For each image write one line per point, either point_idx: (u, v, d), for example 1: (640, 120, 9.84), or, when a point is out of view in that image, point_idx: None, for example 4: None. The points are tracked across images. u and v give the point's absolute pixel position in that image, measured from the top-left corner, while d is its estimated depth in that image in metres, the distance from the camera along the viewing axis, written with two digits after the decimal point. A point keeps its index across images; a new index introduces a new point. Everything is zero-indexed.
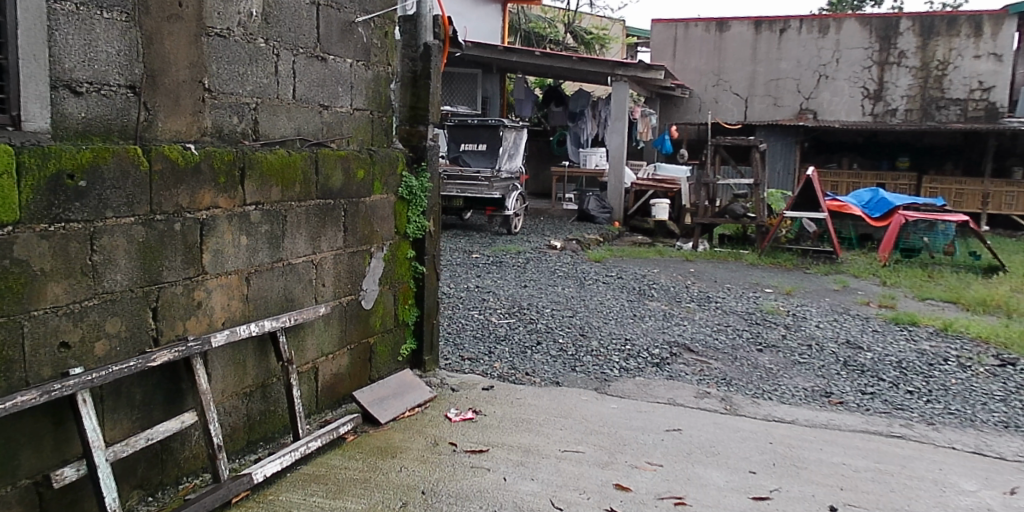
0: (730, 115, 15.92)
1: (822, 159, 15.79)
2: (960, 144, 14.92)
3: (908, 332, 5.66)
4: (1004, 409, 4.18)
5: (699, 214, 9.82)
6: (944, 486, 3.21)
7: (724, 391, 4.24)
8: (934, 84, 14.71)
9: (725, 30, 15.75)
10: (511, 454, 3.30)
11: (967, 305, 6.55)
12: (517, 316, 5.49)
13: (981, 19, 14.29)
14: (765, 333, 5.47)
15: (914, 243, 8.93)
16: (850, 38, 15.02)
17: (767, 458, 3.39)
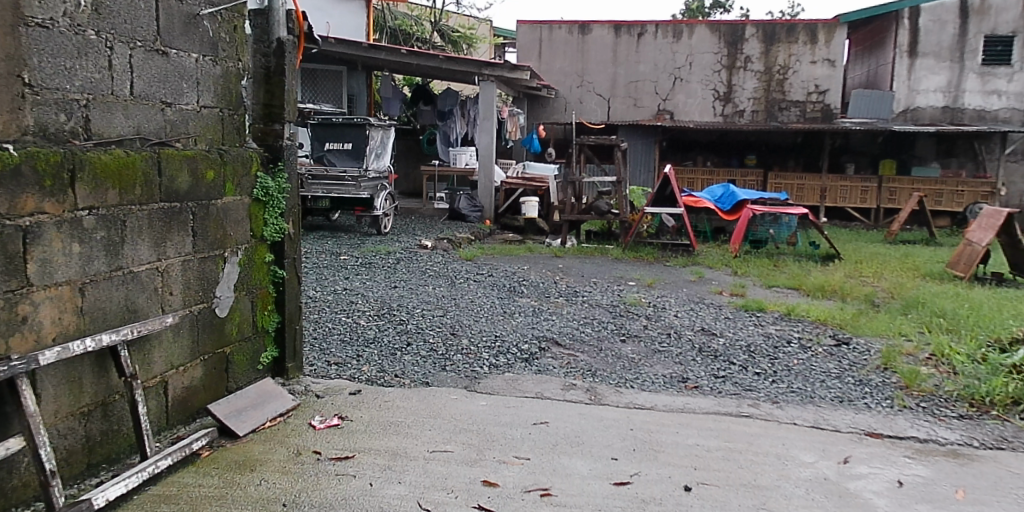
0: (594, 115, 16.48)
1: (680, 157, 16.64)
2: (800, 142, 16.20)
3: (756, 318, 6.08)
4: (838, 385, 4.58)
5: (567, 211, 10.07)
6: (786, 459, 3.48)
7: (590, 383, 4.38)
8: (777, 87, 15.88)
9: (587, 33, 16.26)
10: (378, 458, 3.25)
11: (806, 290, 7.12)
12: (387, 317, 5.41)
13: (815, 27, 15.57)
14: (628, 324, 5.71)
15: (761, 235, 9.63)
16: (701, 43, 15.94)
17: (628, 444, 3.53)
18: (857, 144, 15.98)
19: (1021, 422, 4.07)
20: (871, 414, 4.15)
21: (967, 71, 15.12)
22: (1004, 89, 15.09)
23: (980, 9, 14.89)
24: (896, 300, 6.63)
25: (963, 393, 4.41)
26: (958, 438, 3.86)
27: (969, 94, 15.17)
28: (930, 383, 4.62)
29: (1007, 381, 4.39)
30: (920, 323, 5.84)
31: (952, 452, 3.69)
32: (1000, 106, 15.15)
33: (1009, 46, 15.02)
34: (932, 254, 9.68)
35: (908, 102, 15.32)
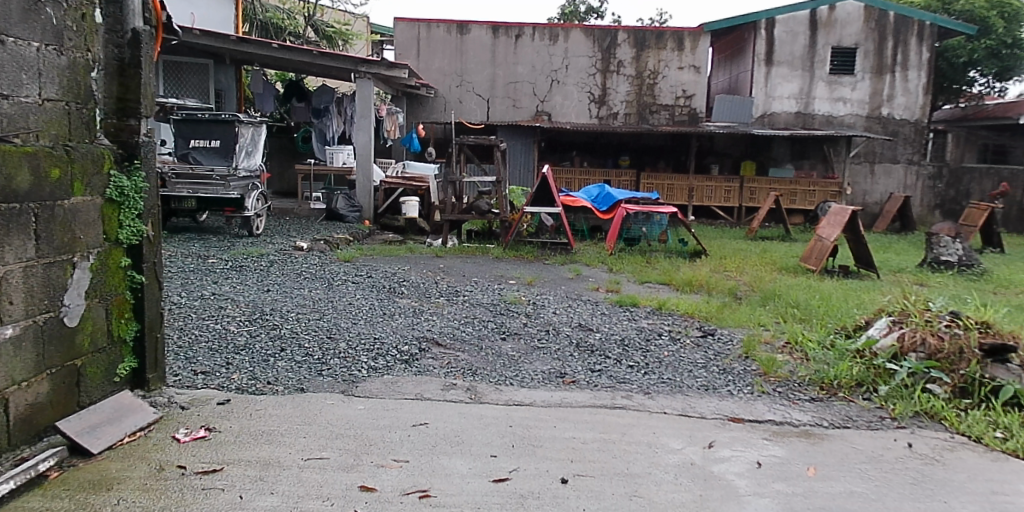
0: (473, 115, 16.58)
1: (558, 158, 17.03)
2: (670, 144, 16.99)
3: (630, 313, 6.32)
4: (705, 374, 4.84)
5: (447, 210, 10.05)
6: (657, 447, 3.64)
7: (469, 382, 4.40)
8: (648, 91, 16.57)
9: (465, 33, 16.32)
10: (249, 469, 3.12)
11: (676, 285, 7.48)
12: (259, 323, 5.20)
13: (682, 34, 16.36)
14: (508, 322, 5.78)
15: (635, 233, 10.03)
16: (576, 47, 16.38)
17: (507, 441, 3.58)
18: (721, 146, 16.94)
19: (863, 401, 4.47)
20: (734, 400, 4.42)
21: (816, 79, 16.39)
22: (849, 97, 16.47)
23: (827, 22, 16.18)
24: (756, 292, 7.09)
25: (814, 377, 4.78)
26: (810, 418, 4.18)
27: (818, 101, 16.44)
28: (786, 369, 4.98)
29: (852, 364, 4.80)
30: (778, 313, 6.27)
31: (805, 432, 3.99)
32: (845, 113, 16.51)
33: (851, 57, 16.42)
34: (787, 249, 10.42)
35: (766, 107, 16.42)
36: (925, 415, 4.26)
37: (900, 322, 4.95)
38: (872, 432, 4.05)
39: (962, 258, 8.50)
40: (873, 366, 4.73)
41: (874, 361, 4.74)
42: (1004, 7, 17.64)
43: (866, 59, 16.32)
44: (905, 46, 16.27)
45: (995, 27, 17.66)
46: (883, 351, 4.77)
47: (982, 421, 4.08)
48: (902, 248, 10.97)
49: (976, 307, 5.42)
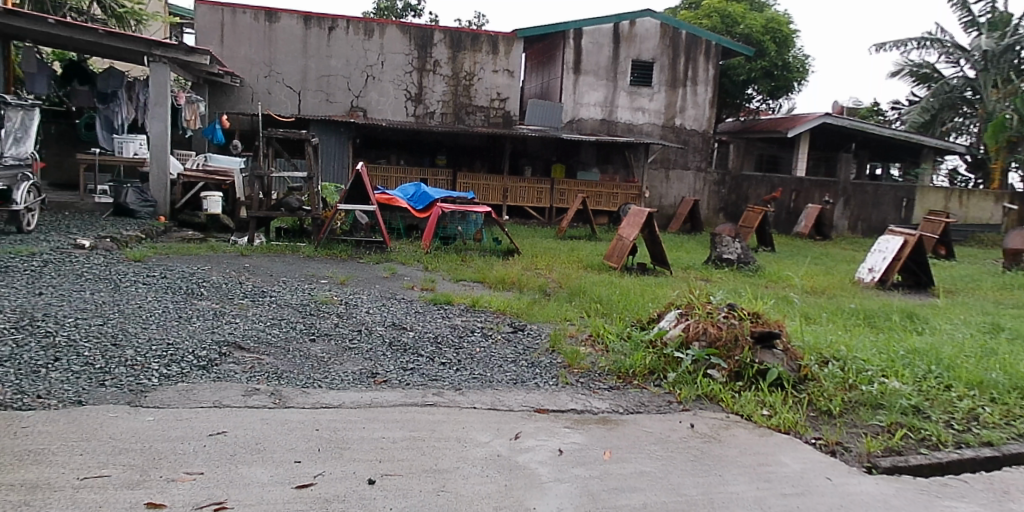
0: (283, 107, 15.91)
1: (373, 156, 16.81)
2: (485, 145, 17.39)
3: (444, 310, 6.39)
4: (514, 368, 5.02)
5: (254, 207, 9.51)
6: (465, 441, 3.71)
7: (274, 386, 4.22)
8: (463, 92, 16.81)
9: (274, 21, 15.61)
10: (10, 495, 2.78)
11: (489, 283, 7.66)
12: (28, 330, 4.62)
13: (496, 39, 16.79)
14: (318, 323, 5.61)
15: (451, 231, 10.22)
16: (392, 43, 16.25)
17: (312, 445, 3.48)
18: (533, 149, 17.60)
19: (654, 388, 4.87)
20: (540, 391, 4.62)
21: (619, 89, 17.53)
22: (647, 107, 17.78)
23: (628, 36, 17.38)
24: (564, 289, 7.44)
25: (613, 367, 5.13)
26: (608, 406, 4.47)
27: (621, 110, 17.60)
28: (588, 361, 5.29)
29: (645, 354, 5.20)
30: (583, 309, 6.63)
31: (602, 419, 4.27)
32: (644, 121, 17.82)
33: (649, 70, 17.74)
34: (592, 248, 11.06)
35: (574, 113, 17.30)
36: (706, 397, 4.73)
37: (686, 314, 5.42)
38: (661, 415, 4.41)
39: (740, 256, 9.50)
40: (664, 355, 5.16)
41: (665, 350, 5.17)
42: (775, 33, 20.19)
43: (662, 72, 17.71)
44: (695, 62, 17.87)
45: (768, 50, 19.97)
46: (672, 340, 5.21)
47: (751, 401, 4.59)
48: (691, 247, 12.06)
49: (748, 299, 6.09)
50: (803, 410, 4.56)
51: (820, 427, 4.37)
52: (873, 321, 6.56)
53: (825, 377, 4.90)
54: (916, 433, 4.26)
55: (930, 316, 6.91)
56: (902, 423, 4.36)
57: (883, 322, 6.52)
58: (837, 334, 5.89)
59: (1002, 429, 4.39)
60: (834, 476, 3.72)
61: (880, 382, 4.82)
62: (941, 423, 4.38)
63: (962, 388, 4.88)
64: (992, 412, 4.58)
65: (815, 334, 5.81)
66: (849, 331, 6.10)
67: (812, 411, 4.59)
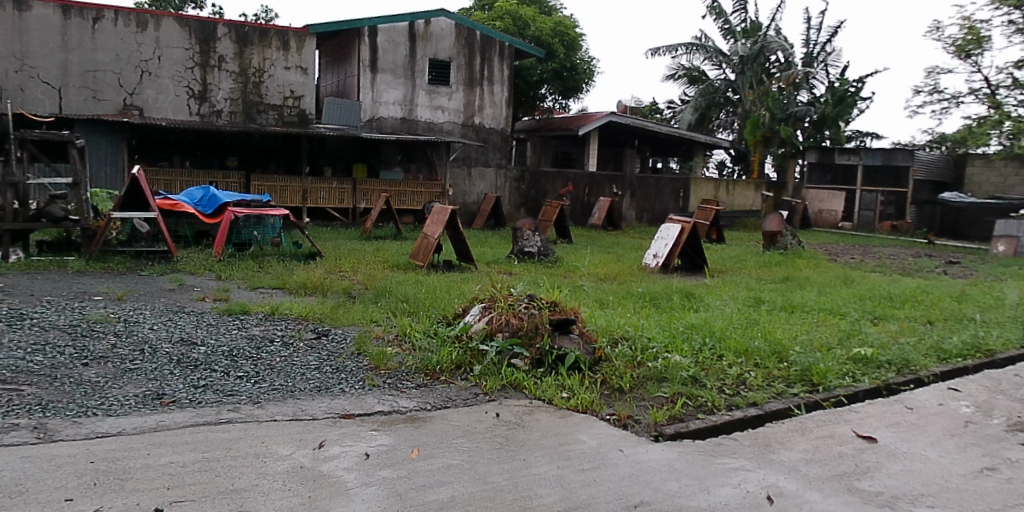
0: (40, 106, 14.16)
1: (154, 159, 15.46)
2: (280, 145, 16.63)
3: (240, 321, 6.04)
4: (318, 375, 4.86)
5: (8, 219, 8.36)
6: (264, 456, 3.54)
7: (38, 419, 3.74)
8: (253, 90, 15.95)
9: (25, 10, 13.84)
10: None
11: (290, 289, 7.36)
12: None
13: (286, 34, 16.11)
14: (90, 345, 5.05)
15: (246, 236, 9.70)
16: (169, 37, 15.02)
17: (87, 480, 3.13)
18: (332, 148, 17.12)
19: (461, 381, 4.95)
20: (346, 397, 4.51)
21: (418, 88, 17.55)
22: (446, 106, 17.98)
23: (424, 35, 17.47)
24: (369, 290, 7.33)
25: (420, 365, 5.15)
26: (415, 404, 4.48)
27: (420, 108, 17.64)
28: (395, 361, 5.25)
29: (452, 349, 5.28)
30: (389, 309, 6.58)
31: (410, 418, 4.26)
32: (443, 120, 17.99)
33: (445, 70, 17.96)
34: (397, 247, 10.99)
35: (373, 112, 17.08)
36: (510, 386, 4.89)
37: (490, 307, 5.57)
38: (467, 408, 4.49)
39: (540, 249, 9.92)
40: (469, 348, 5.28)
41: (470, 343, 5.29)
42: (563, 36, 21.31)
43: (459, 71, 18.01)
44: (490, 63, 18.40)
45: (558, 52, 21.05)
46: (476, 334, 5.35)
47: (552, 385, 4.82)
48: (495, 242, 12.42)
49: (546, 289, 6.41)
50: (598, 389, 4.86)
51: (613, 403, 4.68)
52: (657, 302, 7.17)
53: (616, 357, 5.29)
54: (694, 401, 4.71)
55: (704, 294, 7.68)
56: (682, 393, 4.80)
57: (665, 303, 7.14)
58: (625, 316, 6.37)
59: (764, 389, 4.99)
60: (626, 447, 4.02)
61: (664, 357, 5.30)
62: (715, 389, 4.89)
63: (731, 357, 5.48)
64: (755, 375, 5.20)
65: (608, 318, 6.23)
66: (637, 313, 6.58)
67: (606, 390, 4.90)
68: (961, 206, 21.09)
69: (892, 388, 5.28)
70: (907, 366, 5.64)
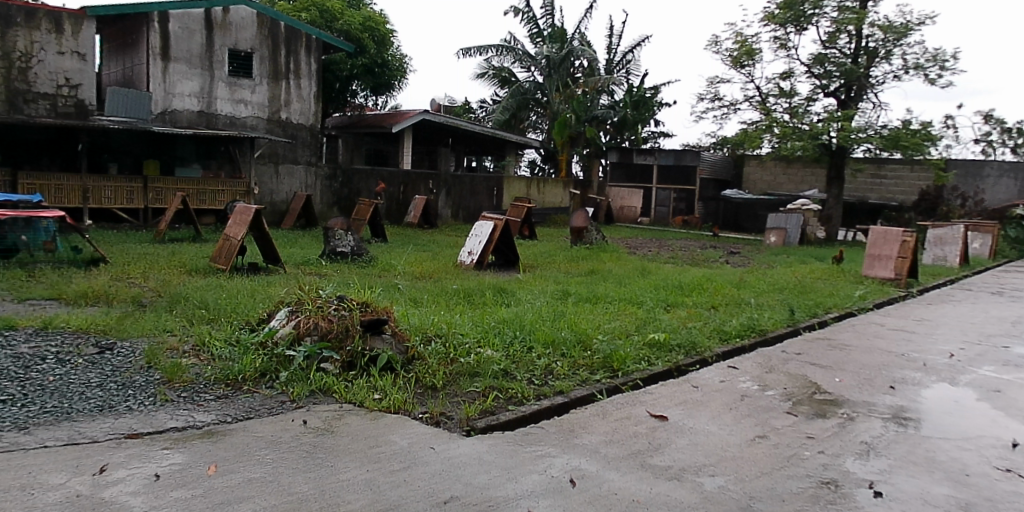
0: None
1: None
2: (54, 139, 14.86)
3: (3, 338, 5.31)
4: (100, 394, 4.39)
5: None
6: (31, 488, 3.15)
7: None
8: (19, 76, 14.12)
9: None
10: None
11: (67, 299, 6.61)
12: None
13: (58, 15, 14.44)
14: None
15: (11, 240, 8.50)
16: None
17: None
18: (118, 143, 15.59)
19: (266, 390, 4.71)
20: (132, 415, 4.12)
21: (216, 80, 16.48)
22: (250, 99, 17.04)
23: (222, 24, 16.45)
24: (163, 297, 6.78)
25: (219, 376, 4.83)
26: (213, 417, 4.20)
27: (220, 101, 16.58)
28: (190, 373, 4.87)
29: (255, 357, 5.01)
30: (185, 317, 6.09)
31: (207, 432, 3.98)
32: (246, 114, 17.04)
33: (247, 61, 17.04)
34: (196, 250, 10.26)
35: (166, 104, 15.78)
36: (319, 391, 4.73)
37: (297, 311, 5.35)
38: (272, 417, 4.28)
39: (353, 249, 9.71)
40: (275, 355, 5.04)
41: (276, 349, 5.06)
42: (373, 31, 20.96)
43: (262, 64, 17.17)
44: (296, 55, 17.75)
45: (368, 48, 20.71)
46: (282, 339, 5.12)
47: (363, 387, 4.73)
48: (305, 242, 11.98)
49: (357, 290, 6.26)
50: (411, 388, 4.84)
51: (425, 401, 4.67)
52: (470, 298, 7.28)
53: (429, 355, 5.30)
54: (505, 393, 4.84)
55: (517, 289, 7.93)
56: (494, 386, 4.92)
57: (478, 298, 7.28)
58: (438, 314, 6.39)
59: (570, 378, 5.25)
60: (437, 444, 4.04)
61: (476, 353, 5.39)
62: (524, 381, 5.05)
63: (540, 349, 5.69)
64: (562, 365, 5.45)
65: (420, 316, 6.21)
66: (451, 310, 6.63)
67: (419, 388, 4.88)
68: (741, 202, 23.55)
69: (682, 369, 5.78)
70: (694, 348, 6.20)
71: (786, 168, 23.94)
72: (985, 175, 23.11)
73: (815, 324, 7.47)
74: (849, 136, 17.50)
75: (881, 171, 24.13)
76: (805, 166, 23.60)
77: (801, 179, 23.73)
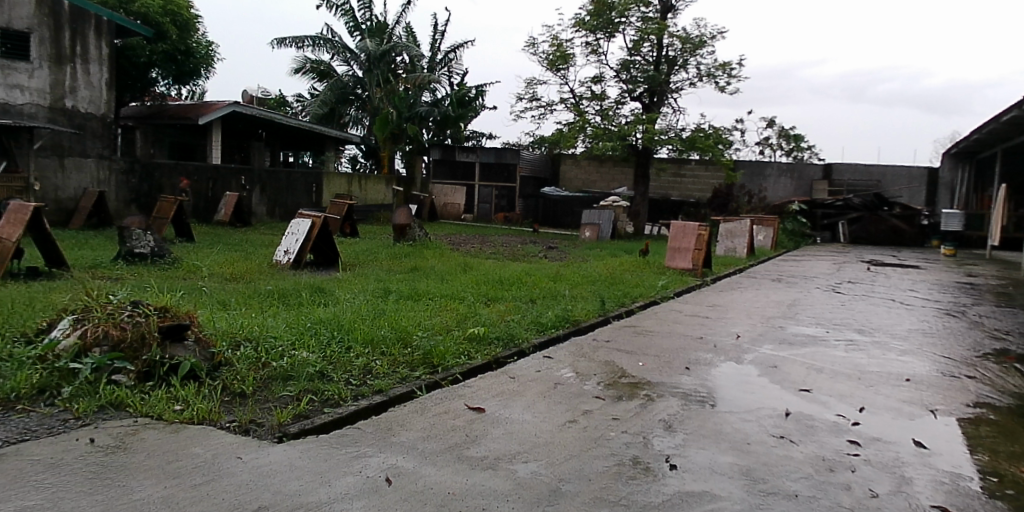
0: None
1: None
2: None
3: None
4: None
5: None
6: None
7: None
8: None
9: None
10: None
11: None
12: None
13: None
14: None
15: None
16: None
17: None
18: None
19: (45, 408, 4.23)
20: None
21: None
22: (27, 84, 15.15)
23: None
24: None
25: None
26: None
27: None
28: None
29: (31, 372, 4.48)
30: None
31: None
32: (23, 101, 15.13)
33: (23, 42, 15.15)
34: None
35: None
36: (109, 406, 4.32)
37: (82, 319, 4.85)
38: (52, 438, 3.86)
39: (153, 250, 8.98)
40: (56, 368, 4.54)
41: (56, 363, 4.55)
42: (175, 16, 19.48)
43: (41, 46, 15.37)
44: (83, 38, 16.16)
45: (169, 33, 19.23)
46: (65, 351, 4.63)
47: (163, 399, 4.40)
48: (97, 243, 10.89)
49: (154, 294, 5.78)
50: (218, 396, 4.57)
51: (234, 410, 4.42)
52: (286, 299, 7.01)
53: (239, 360, 5.03)
54: (320, 395, 4.71)
55: (335, 288, 7.73)
56: (308, 389, 4.76)
57: (294, 299, 7.02)
58: (249, 317, 6.07)
59: (389, 376, 5.21)
60: (244, 453, 3.84)
61: (290, 355, 5.20)
62: (341, 382, 4.94)
63: (359, 348, 5.59)
64: (381, 363, 5.39)
65: (228, 320, 5.87)
66: (263, 312, 6.33)
67: (227, 396, 4.61)
68: (558, 199, 24.64)
69: (500, 361, 5.94)
70: (512, 340, 6.40)
71: (599, 166, 25.31)
72: (767, 175, 25.92)
73: (623, 313, 7.98)
74: (653, 138, 18.83)
75: (682, 170, 26.27)
76: (615, 165, 25.08)
77: (612, 177, 25.21)
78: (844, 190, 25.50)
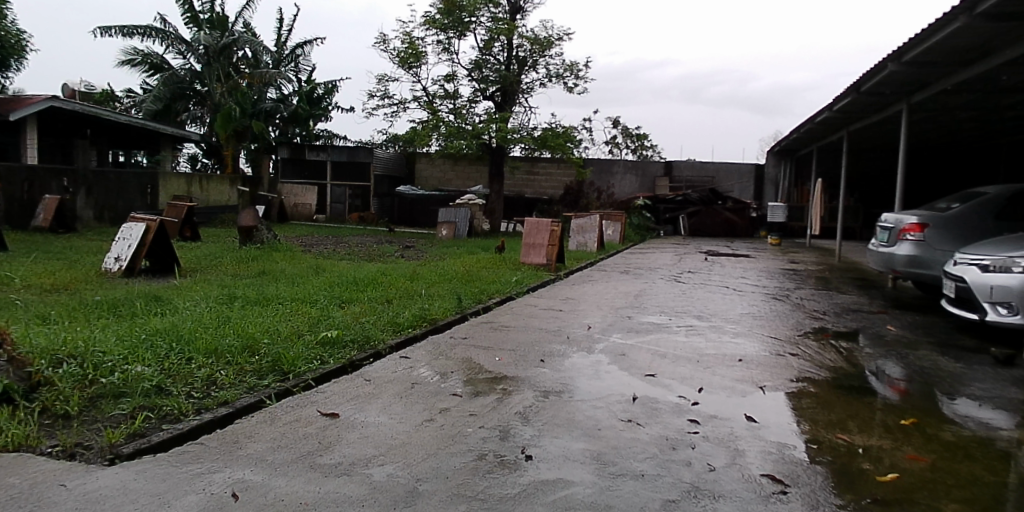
0: None
1: None
2: None
3: None
4: None
5: None
6: None
7: None
8: None
9: None
10: None
11: None
12: None
13: None
14: None
15: None
16: None
17: None
18: None
19: None
20: None
21: None
22: None
23: None
24: None
25: None
26: None
27: None
28: None
29: None
30: None
31: None
32: None
33: None
34: None
35: None
36: None
37: None
38: None
39: None
40: None
41: None
42: None
43: None
44: None
45: None
46: None
47: None
48: None
49: None
50: (37, 420, 4.15)
51: (55, 433, 4.03)
52: (117, 310, 6.49)
53: (62, 379, 4.60)
54: (157, 412, 4.39)
55: (174, 296, 7.24)
56: (144, 405, 4.43)
57: (127, 309, 6.51)
58: (74, 331, 5.56)
59: (236, 386, 4.95)
60: (68, 480, 3.51)
61: (122, 370, 4.81)
62: (182, 396, 4.63)
63: (201, 359, 5.27)
64: (227, 373, 5.12)
65: (48, 335, 5.34)
66: (89, 325, 5.82)
67: (48, 419, 4.20)
68: (414, 198, 24.58)
69: (355, 364, 5.81)
70: (367, 342, 6.29)
71: (453, 165, 25.36)
72: (614, 173, 27.14)
73: (480, 310, 8.05)
74: (506, 136, 19.10)
75: (534, 168, 26.91)
76: (469, 164, 25.25)
77: (467, 175, 25.37)
78: (683, 185, 27.20)
